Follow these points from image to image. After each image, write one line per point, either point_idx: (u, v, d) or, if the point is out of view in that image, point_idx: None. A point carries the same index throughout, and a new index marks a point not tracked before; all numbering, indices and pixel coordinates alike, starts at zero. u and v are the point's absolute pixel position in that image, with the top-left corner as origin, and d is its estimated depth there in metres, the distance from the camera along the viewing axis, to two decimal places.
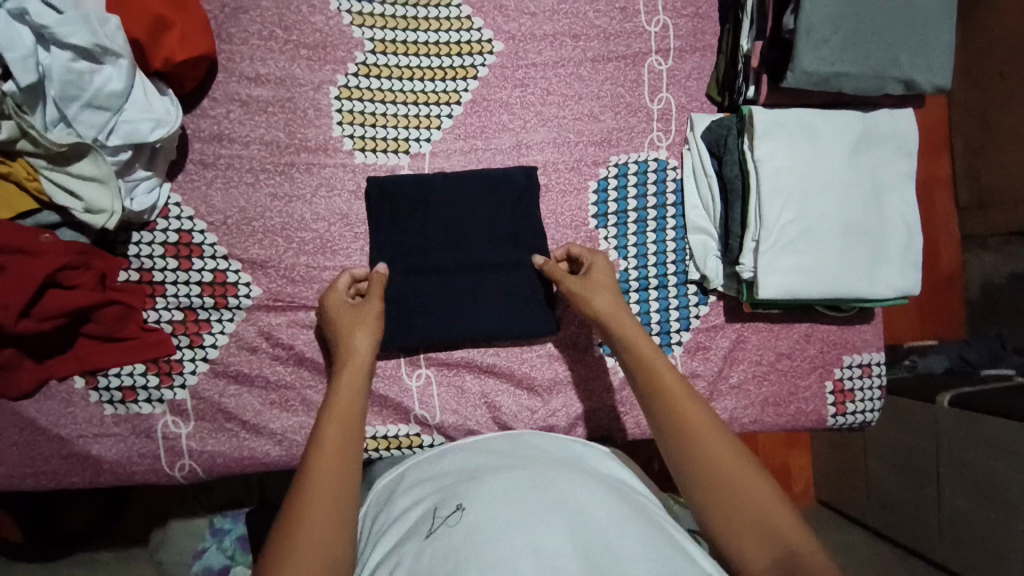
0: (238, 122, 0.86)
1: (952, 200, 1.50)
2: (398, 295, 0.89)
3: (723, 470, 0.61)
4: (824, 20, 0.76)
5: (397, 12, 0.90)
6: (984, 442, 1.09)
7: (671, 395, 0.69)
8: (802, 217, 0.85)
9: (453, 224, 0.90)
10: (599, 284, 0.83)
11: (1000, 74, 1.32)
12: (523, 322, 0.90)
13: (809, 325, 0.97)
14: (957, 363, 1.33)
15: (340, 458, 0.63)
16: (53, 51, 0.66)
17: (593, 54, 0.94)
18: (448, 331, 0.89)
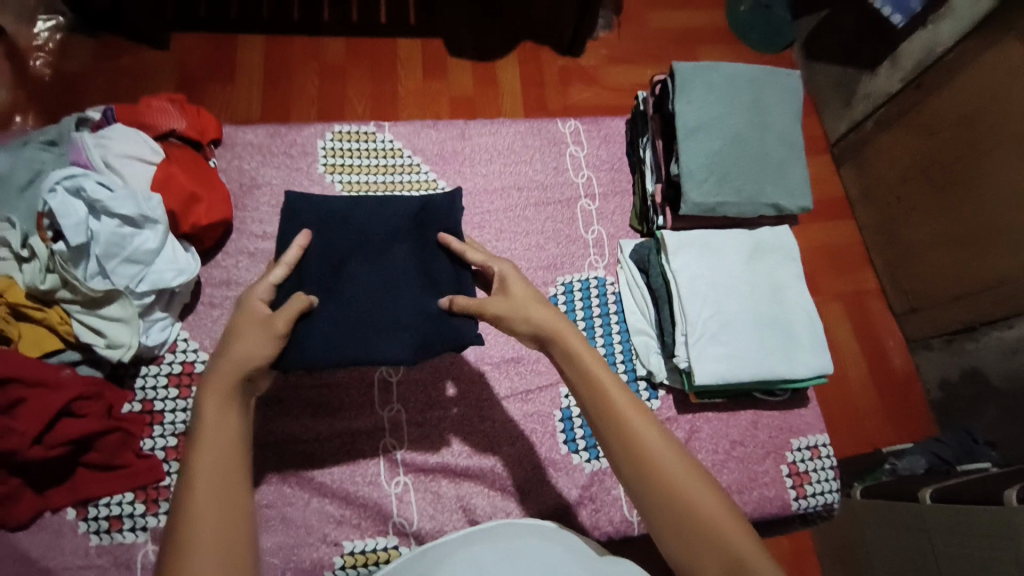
0: (245, 270, 1.04)
1: (887, 306, 1.52)
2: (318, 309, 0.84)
3: (693, 503, 0.60)
4: (701, 167, 1.03)
5: (380, 179, 1.15)
6: (973, 533, 0.97)
7: (625, 419, 0.65)
8: (719, 312, 1.01)
9: (367, 253, 0.89)
10: (526, 302, 0.76)
11: (897, 198, 1.44)
12: (451, 337, 0.86)
13: (754, 412, 1.06)
14: (934, 462, 1.23)
15: (225, 482, 0.58)
16: (102, 219, 0.86)
17: (535, 200, 1.18)
18: (355, 346, 0.83)
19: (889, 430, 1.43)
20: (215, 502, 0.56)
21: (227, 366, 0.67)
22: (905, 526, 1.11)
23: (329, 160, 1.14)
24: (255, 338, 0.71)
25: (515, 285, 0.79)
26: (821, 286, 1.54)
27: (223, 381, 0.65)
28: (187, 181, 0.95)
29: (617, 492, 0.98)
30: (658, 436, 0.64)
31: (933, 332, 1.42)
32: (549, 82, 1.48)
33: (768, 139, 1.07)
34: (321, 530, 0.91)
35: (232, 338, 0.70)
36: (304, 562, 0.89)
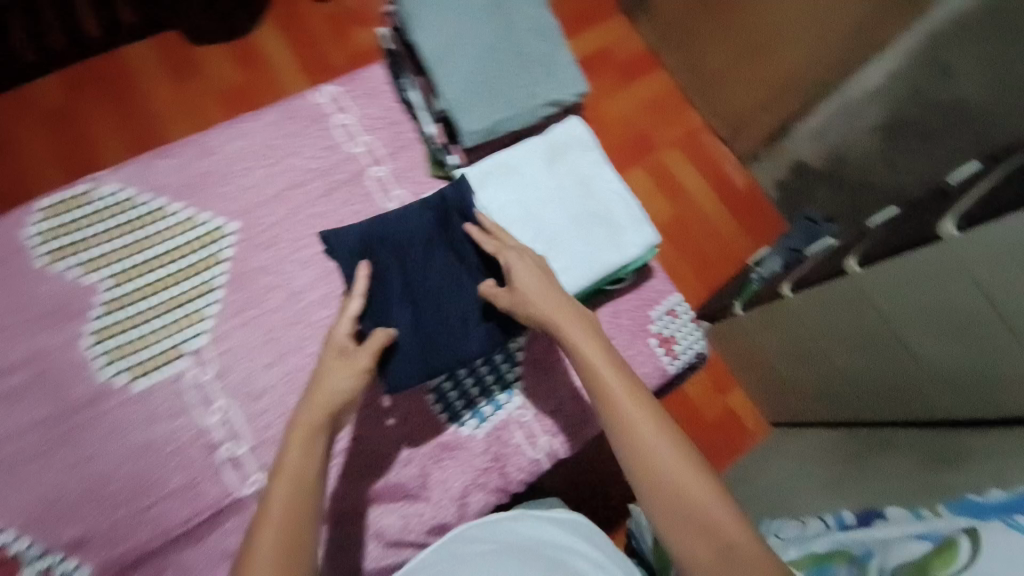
0: (11, 416, 0.88)
1: (717, 138, 1.59)
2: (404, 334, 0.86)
3: (683, 487, 0.65)
4: (463, 93, 0.92)
5: (126, 242, 0.96)
6: (838, 304, 1.05)
7: (628, 402, 0.71)
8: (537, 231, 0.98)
9: (412, 253, 0.90)
10: (543, 287, 0.83)
11: (691, 34, 1.48)
12: (496, 328, 0.91)
13: (612, 304, 1.08)
14: (787, 256, 1.38)
15: (300, 532, 0.61)
16: None
17: (321, 190, 1.03)
18: (439, 352, 0.89)
19: (746, 240, 1.56)
20: (285, 551, 0.59)
21: (325, 402, 0.71)
22: (785, 318, 1.19)
23: (50, 245, 0.94)
24: (337, 373, 0.75)
25: (524, 270, 0.84)
26: (652, 143, 1.57)
27: (312, 419, 0.70)
28: None
29: (516, 439, 0.98)
30: (655, 420, 0.70)
31: (758, 141, 1.50)
32: (324, 38, 1.27)
33: (521, 33, 0.96)
34: None
35: (322, 375, 0.75)
36: None
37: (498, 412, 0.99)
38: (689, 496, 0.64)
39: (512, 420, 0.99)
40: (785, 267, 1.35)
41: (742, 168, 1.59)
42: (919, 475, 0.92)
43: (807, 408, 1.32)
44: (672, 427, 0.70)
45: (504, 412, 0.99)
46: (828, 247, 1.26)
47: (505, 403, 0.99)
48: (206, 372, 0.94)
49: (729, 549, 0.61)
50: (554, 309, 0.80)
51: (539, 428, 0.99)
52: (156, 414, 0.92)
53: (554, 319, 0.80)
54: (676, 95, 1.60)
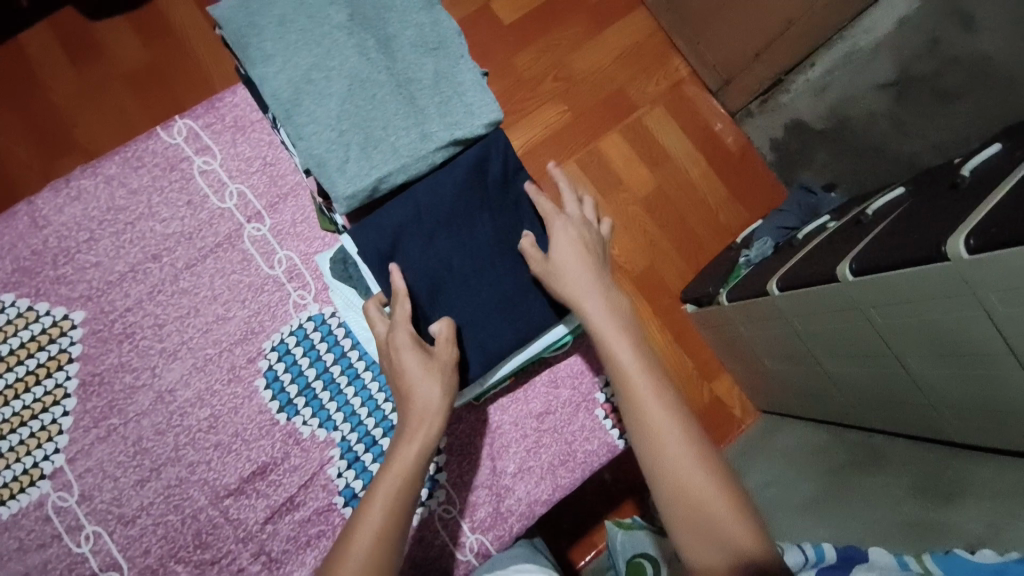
0: None
1: (702, 88, 1.35)
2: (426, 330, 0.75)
3: (695, 490, 0.55)
4: (329, 145, 0.71)
5: None
6: (827, 306, 0.84)
7: (640, 391, 0.62)
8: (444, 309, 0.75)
9: (449, 224, 0.75)
10: (579, 257, 0.73)
11: None
12: (501, 343, 0.77)
13: (549, 371, 0.93)
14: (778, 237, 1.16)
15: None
16: None
17: (186, 262, 0.85)
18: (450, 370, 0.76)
19: (739, 210, 1.33)
20: None
21: (418, 416, 0.68)
22: (772, 315, 0.98)
23: None
24: (428, 373, 0.69)
25: (561, 236, 0.75)
26: (631, 100, 1.33)
27: (420, 427, 0.67)
28: None
29: (441, 539, 0.86)
30: (669, 415, 0.60)
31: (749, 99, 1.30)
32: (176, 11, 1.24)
33: (401, 56, 0.75)
34: None
35: (411, 374, 0.70)
36: None
37: (420, 510, 0.86)
38: (696, 501, 0.55)
39: (435, 517, 0.86)
40: (777, 252, 1.13)
41: (733, 125, 1.34)
42: (907, 505, 0.74)
43: (797, 406, 1.12)
44: (687, 421, 0.60)
45: (427, 509, 0.86)
46: (823, 231, 1.06)
47: (428, 498, 0.86)
48: (70, 494, 0.78)
49: (746, 566, 0.50)
50: (575, 292, 0.71)
51: (466, 525, 0.87)
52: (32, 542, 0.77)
53: (576, 297, 0.71)
54: (659, 41, 1.36)
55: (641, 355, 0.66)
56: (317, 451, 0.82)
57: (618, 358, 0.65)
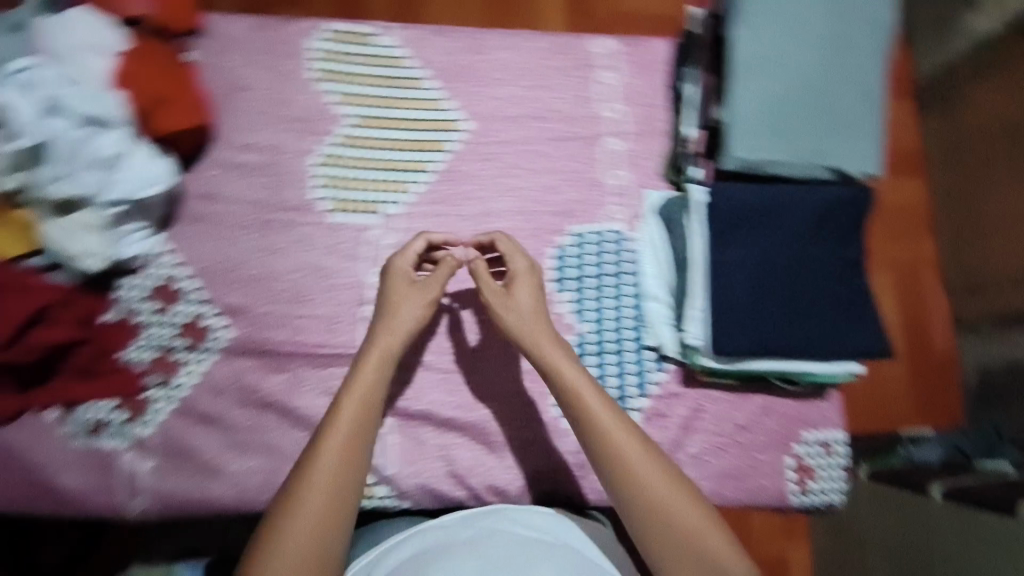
0: (225, 183, 0.95)
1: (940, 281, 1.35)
2: (721, 290, 0.88)
3: (695, 546, 0.68)
4: (753, 114, 0.85)
5: (376, 92, 0.99)
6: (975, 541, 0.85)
7: (639, 465, 0.71)
8: (742, 284, 0.88)
9: (786, 227, 0.89)
10: (501, 296, 0.85)
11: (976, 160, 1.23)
12: (771, 338, 0.87)
13: (768, 398, 0.98)
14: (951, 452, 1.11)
15: (351, 446, 0.71)
16: (62, 119, 0.76)
17: (553, 134, 1.02)
18: (721, 333, 0.87)
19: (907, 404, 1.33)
20: (325, 489, 0.68)
21: (392, 311, 0.83)
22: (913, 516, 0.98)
23: (320, 64, 0.98)
24: (405, 301, 0.83)
25: (521, 292, 0.85)
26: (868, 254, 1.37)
27: (388, 346, 0.79)
28: (160, 80, 0.83)
29: None
30: (678, 485, 0.71)
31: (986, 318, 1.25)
32: None
33: (842, 81, 0.87)
34: (299, 459, 0.91)
35: (397, 303, 0.83)
36: (280, 485, 0.90)
37: None
38: (706, 558, 0.67)
39: None
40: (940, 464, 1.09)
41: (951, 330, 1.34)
42: None
43: None
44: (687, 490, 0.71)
45: None
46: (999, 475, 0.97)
47: None
48: (384, 236, 0.98)
49: None
50: (534, 335, 0.82)
51: None
52: (342, 250, 0.97)
53: (531, 343, 0.82)
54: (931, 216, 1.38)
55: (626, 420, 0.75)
56: (560, 328, 0.97)
57: (590, 406, 0.75)
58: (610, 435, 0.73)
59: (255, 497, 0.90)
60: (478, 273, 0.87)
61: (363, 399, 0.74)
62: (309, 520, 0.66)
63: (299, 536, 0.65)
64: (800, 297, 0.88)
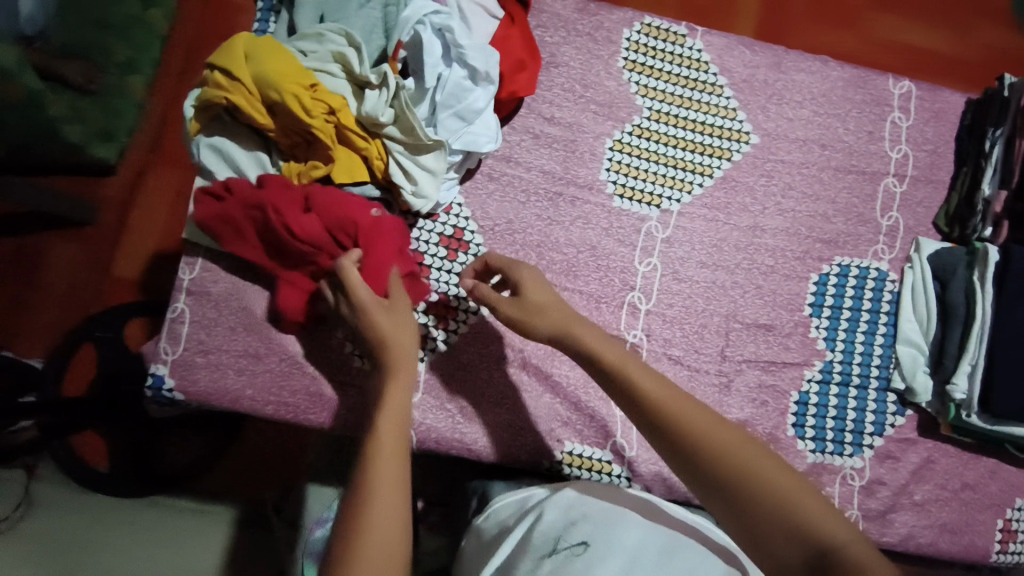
0: (527, 151, 1.00)
1: None
2: (1013, 347, 0.90)
3: (822, 534, 0.58)
4: None
5: (675, 92, 1.04)
6: None
7: (728, 452, 0.66)
8: None
9: None
10: (534, 300, 0.82)
11: None
12: None
13: (996, 462, 1.00)
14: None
15: (396, 463, 0.69)
16: (453, 67, 0.83)
17: (836, 164, 1.04)
18: (1009, 391, 0.89)
19: None
20: (386, 496, 0.66)
21: (396, 360, 0.76)
22: None
23: (631, 55, 1.04)
24: (398, 313, 0.80)
25: (528, 279, 0.83)
26: None
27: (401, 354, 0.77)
28: (522, 48, 0.90)
29: (830, 489, 0.95)
30: (781, 470, 0.64)
31: None
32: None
33: None
34: (546, 424, 0.95)
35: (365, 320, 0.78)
36: (526, 444, 0.94)
37: (835, 457, 0.96)
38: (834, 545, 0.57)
39: (842, 473, 0.96)
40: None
41: None
42: None
43: None
44: (791, 473, 0.64)
45: (840, 460, 0.96)
46: None
47: (846, 455, 0.96)
48: (661, 231, 1.01)
49: None
50: (608, 347, 0.76)
51: (856, 500, 0.95)
52: (618, 234, 1.00)
53: (566, 330, 0.79)
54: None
55: (706, 414, 0.70)
56: (810, 352, 0.99)
57: (664, 407, 0.70)
58: (689, 430, 0.68)
59: (506, 449, 0.94)
60: (485, 298, 0.84)
61: (404, 402, 0.74)
62: (385, 508, 0.65)
63: (380, 520, 0.64)
64: None
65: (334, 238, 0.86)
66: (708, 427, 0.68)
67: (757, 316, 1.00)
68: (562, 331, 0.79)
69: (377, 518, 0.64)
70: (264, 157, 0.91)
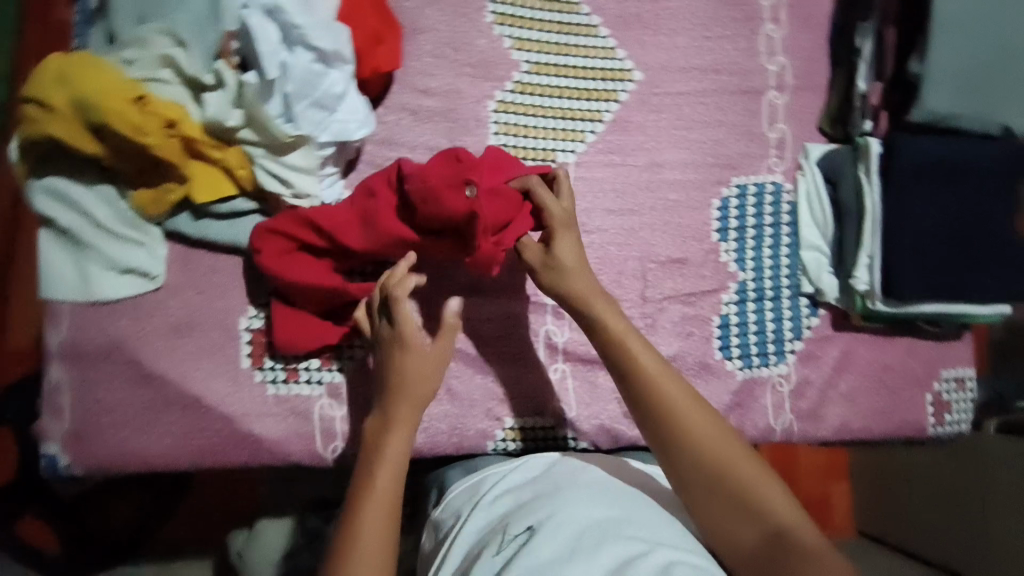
0: (407, 128, 0.94)
1: None
2: (900, 233, 0.93)
3: (795, 535, 0.64)
4: (951, 68, 0.90)
5: (550, 40, 0.99)
6: None
7: (724, 449, 0.71)
8: (920, 225, 0.93)
9: (970, 175, 0.93)
10: (577, 268, 0.83)
11: None
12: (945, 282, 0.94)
13: (912, 341, 1.05)
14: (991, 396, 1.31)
15: (394, 490, 0.71)
16: (296, 51, 0.74)
17: (721, 86, 1.04)
18: (905, 277, 0.92)
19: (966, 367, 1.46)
20: (376, 531, 0.67)
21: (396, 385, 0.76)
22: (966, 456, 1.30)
23: (498, 6, 0.98)
24: (415, 361, 0.77)
25: (563, 243, 0.84)
26: None
27: (416, 392, 0.77)
28: (376, 18, 0.81)
29: (765, 400, 1.00)
30: (767, 475, 0.70)
31: None
32: None
33: None
34: (484, 404, 0.94)
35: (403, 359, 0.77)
36: (472, 425, 0.94)
37: (763, 369, 1.01)
38: (805, 548, 0.62)
39: (771, 382, 1.01)
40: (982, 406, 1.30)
41: None
42: None
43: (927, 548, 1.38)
44: (777, 480, 0.70)
45: (768, 371, 1.01)
46: None
47: (772, 364, 1.02)
48: None
49: None
50: (629, 340, 0.79)
51: (789, 404, 1.01)
52: None
53: (586, 318, 0.81)
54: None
55: (709, 413, 0.74)
56: (723, 276, 1.02)
57: (666, 393, 0.75)
58: (693, 423, 0.73)
59: (444, 442, 0.93)
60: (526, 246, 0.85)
61: (406, 437, 0.75)
62: (374, 524, 0.68)
63: (371, 535, 0.67)
64: (978, 244, 0.95)
65: (431, 217, 0.81)
66: (709, 425, 0.73)
67: (670, 253, 1.01)
68: (579, 315, 0.82)
69: (368, 545, 0.66)
70: (110, 191, 0.82)
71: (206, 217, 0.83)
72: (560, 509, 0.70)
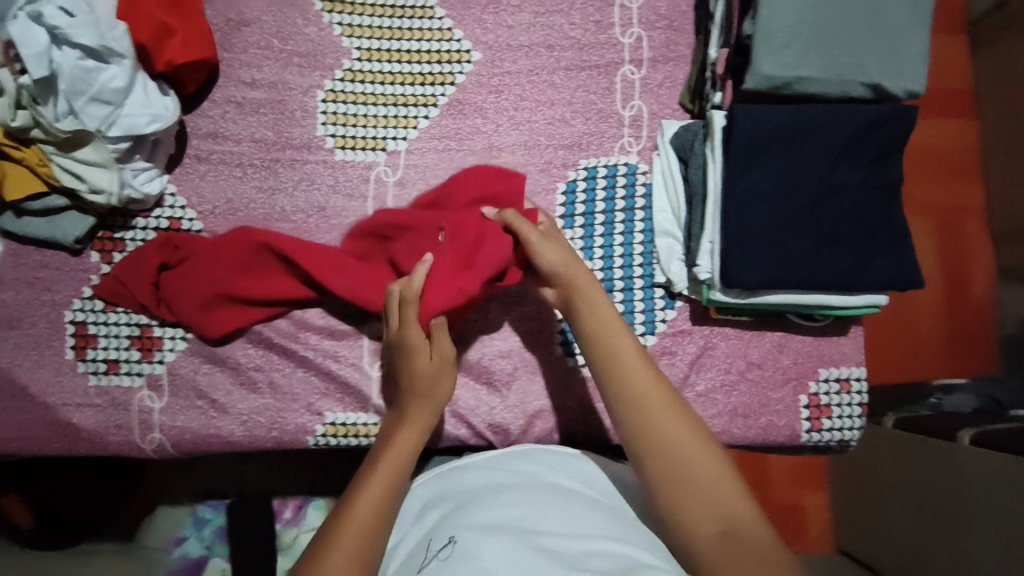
0: (232, 122, 0.94)
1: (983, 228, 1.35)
2: (736, 217, 0.83)
3: (752, 533, 0.58)
4: (784, 28, 0.82)
5: (382, 25, 0.97)
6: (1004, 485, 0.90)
7: (693, 440, 0.65)
8: (761, 206, 0.84)
9: (815, 149, 0.84)
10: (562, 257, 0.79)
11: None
12: (794, 270, 0.82)
13: (782, 335, 0.94)
14: (987, 402, 1.14)
15: (384, 498, 0.68)
16: (64, 50, 0.78)
17: (567, 63, 0.97)
18: (743, 261, 0.82)
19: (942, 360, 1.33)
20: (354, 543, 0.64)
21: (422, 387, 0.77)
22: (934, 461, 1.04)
23: None
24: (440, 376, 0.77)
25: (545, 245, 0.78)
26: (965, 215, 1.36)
27: (418, 401, 0.77)
28: (161, 13, 0.84)
29: None
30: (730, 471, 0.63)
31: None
32: None
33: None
34: (306, 398, 0.90)
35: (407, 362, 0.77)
36: (286, 422, 0.90)
37: None
38: (761, 549, 0.56)
39: None
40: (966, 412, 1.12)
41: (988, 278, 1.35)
42: None
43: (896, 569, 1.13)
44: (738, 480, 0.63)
45: None
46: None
47: None
48: (392, 175, 0.95)
49: None
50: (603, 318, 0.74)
51: None
52: (341, 187, 0.95)
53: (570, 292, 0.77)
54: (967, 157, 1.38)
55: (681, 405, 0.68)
56: None
57: (633, 373, 0.70)
58: (665, 409, 0.67)
59: (264, 435, 0.89)
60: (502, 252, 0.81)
61: (402, 455, 0.72)
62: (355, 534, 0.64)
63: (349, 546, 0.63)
64: (835, 224, 0.84)
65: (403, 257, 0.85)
66: (680, 416, 0.67)
67: None
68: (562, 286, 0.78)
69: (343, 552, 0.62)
70: None
71: (26, 215, 0.88)
72: (486, 515, 0.64)
